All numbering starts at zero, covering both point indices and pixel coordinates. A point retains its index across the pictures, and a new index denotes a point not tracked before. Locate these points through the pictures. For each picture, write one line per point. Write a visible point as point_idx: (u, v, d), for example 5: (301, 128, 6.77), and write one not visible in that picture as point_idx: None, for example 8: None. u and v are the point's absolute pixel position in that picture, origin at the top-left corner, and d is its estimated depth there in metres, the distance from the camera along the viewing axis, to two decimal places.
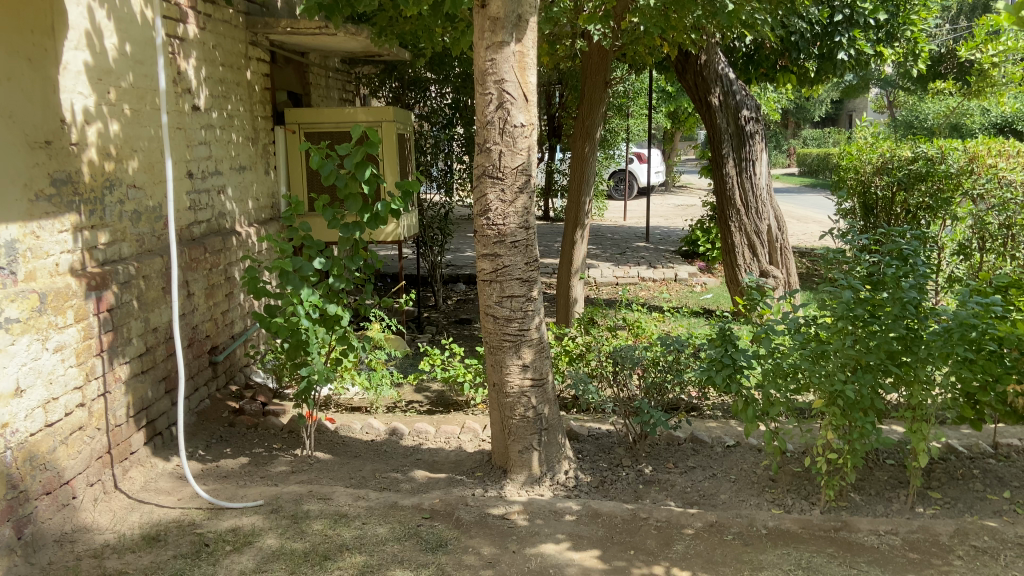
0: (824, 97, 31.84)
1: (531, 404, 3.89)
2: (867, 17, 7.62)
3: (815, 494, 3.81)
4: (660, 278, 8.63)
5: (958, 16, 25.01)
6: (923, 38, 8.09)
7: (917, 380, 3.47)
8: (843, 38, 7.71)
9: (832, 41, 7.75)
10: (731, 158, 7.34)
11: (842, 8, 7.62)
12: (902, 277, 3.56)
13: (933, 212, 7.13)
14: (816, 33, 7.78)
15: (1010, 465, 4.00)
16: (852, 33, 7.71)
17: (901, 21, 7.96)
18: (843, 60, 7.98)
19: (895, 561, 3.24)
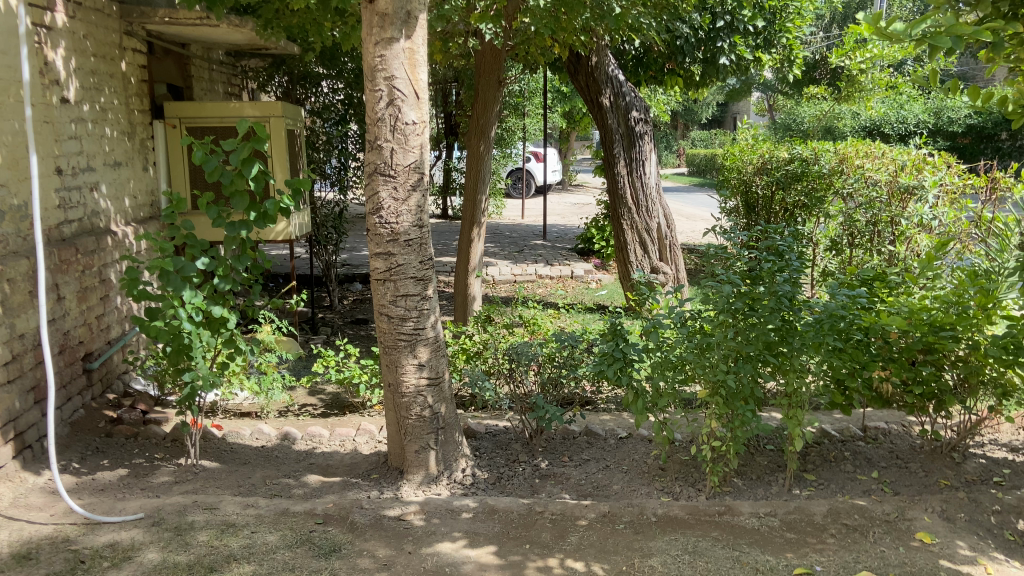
0: (711, 100, 33.22)
1: (427, 403, 3.87)
2: (746, 24, 7.99)
3: (701, 481, 3.96)
4: (557, 275, 8.77)
5: (829, 24, 26.75)
6: (797, 46, 8.57)
7: (793, 369, 3.67)
8: (725, 43, 8.00)
9: (715, 46, 8.04)
10: (622, 158, 7.52)
11: (724, 14, 7.92)
12: (777, 271, 3.77)
13: (808, 211, 7.58)
14: (700, 38, 8.06)
15: (878, 447, 4.26)
16: (733, 39, 8.02)
17: (777, 28, 8.35)
18: (725, 65, 8.27)
19: (774, 542, 3.43)
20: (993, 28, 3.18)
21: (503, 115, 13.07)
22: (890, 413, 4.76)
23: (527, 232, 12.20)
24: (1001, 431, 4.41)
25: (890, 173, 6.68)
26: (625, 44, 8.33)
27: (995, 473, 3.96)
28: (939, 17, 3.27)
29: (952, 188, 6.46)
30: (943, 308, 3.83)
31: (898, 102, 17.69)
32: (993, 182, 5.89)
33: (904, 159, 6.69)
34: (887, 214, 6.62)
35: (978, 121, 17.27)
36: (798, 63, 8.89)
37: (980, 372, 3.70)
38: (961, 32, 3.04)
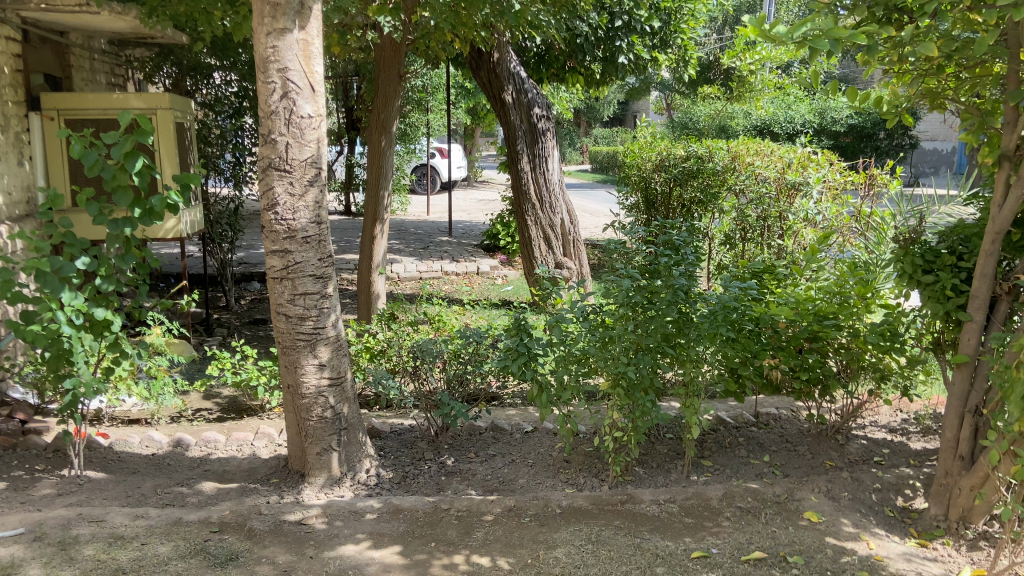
0: (612, 98, 33.90)
1: (329, 404, 3.79)
2: (643, 25, 8.20)
3: (603, 471, 4.04)
4: (463, 271, 8.76)
5: (721, 28, 27.96)
6: (691, 47, 8.90)
7: (689, 359, 3.80)
8: (623, 43, 8.18)
9: (613, 45, 8.19)
10: (526, 154, 7.58)
11: (621, 14, 8.09)
12: (673, 266, 3.89)
13: (703, 206, 7.83)
14: (599, 36, 8.18)
15: (769, 432, 4.47)
16: (631, 38, 8.21)
17: (673, 29, 8.64)
18: (623, 64, 8.47)
19: (673, 527, 3.54)
20: (868, 32, 3.35)
21: (405, 110, 12.91)
22: (780, 399, 4.98)
23: (432, 228, 12.23)
24: (881, 413, 4.70)
25: (778, 169, 6.99)
26: (526, 41, 8.35)
27: (875, 454, 4.21)
28: (819, 20, 3.42)
29: (834, 185, 6.81)
30: (826, 298, 4.04)
31: (786, 103, 18.58)
32: (871, 179, 6.29)
33: (790, 157, 7.04)
34: (775, 209, 6.92)
35: (859, 121, 18.39)
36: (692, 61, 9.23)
37: (860, 358, 3.92)
38: (838, 35, 3.21)
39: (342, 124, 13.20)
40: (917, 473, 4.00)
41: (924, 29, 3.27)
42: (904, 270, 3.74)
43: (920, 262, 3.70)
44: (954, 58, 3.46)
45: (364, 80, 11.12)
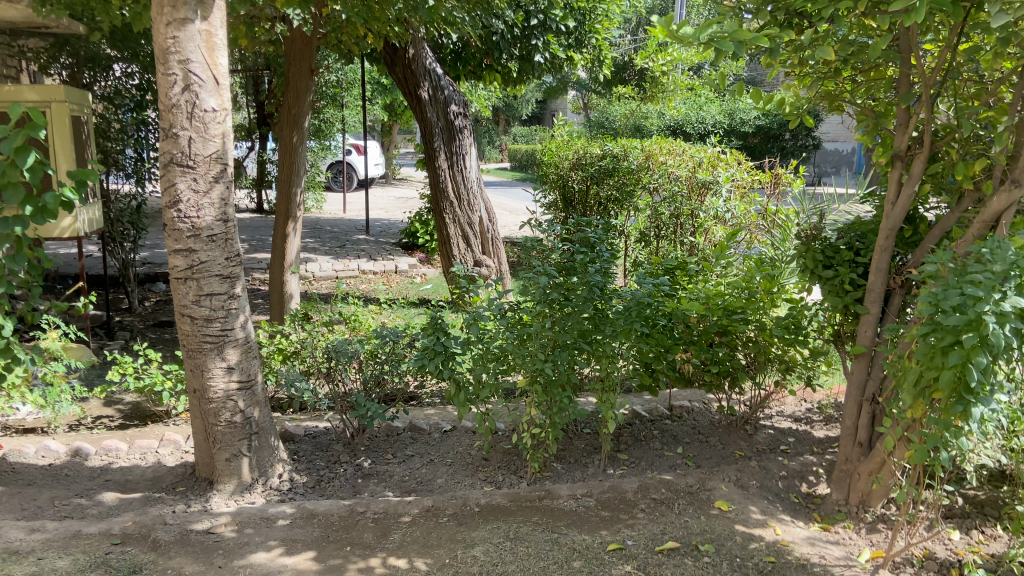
0: (530, 96, 34.15)
1: (238, 408, 3.67)
2: (558, 24, 8.27)
3: (522, 468, 4.06)
4: (381, 270, 8.66)
5: (636, 28, 28.58)
6: (606, 47, 9.06)
7: (605, 355, 3.85)
8: (539, 41, 8.19)
9: (529, 43, 8.19)
10: (443, 152, 7.54)
11: (537, 13, 8.11)
12: (588, 263, 3.94)
13: (619, 204, 7.92)
14: (515, 35, 8.17)
15: (682, 424, 4.59)
16: (546, 37, 8.24)
17: (588, 29, 8.76)
18: (539, 63, 8.46)
19: (590, 521, 3.58)
20: (769, 36, 3.46)
21: (318, 105, 12.65)
22: (693, 392, 5.12)
23: (349, 228, 11.83)
24: (787, 403, 4.91)
25: (689, 169, 7.18)
26: (443, 38, 8.28)
27: (781, 443, 4.36)
28: (724, 22, 3.51)
29: (742, 183, 6.99)
30: (734, 293, 4.17)
31: (697, 104, 19.13)
32: (777, 178, 6.60)
33: (700, 156, 7.20)
34: (687, 207, 7.13)
35: (766, 123, 19.16)
36: (606, 62, 9.36)
37: (767, 350, 4.07)
38: (741, 38, 3.31)
39: (254, 119, 12.81)
40: (820, 460, 4.17)
41: (821, 33, 3.41)
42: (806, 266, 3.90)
43: (821, 258, 3.87)
44: (851, 62, 3.62)
45: (274, 74, 10.76)
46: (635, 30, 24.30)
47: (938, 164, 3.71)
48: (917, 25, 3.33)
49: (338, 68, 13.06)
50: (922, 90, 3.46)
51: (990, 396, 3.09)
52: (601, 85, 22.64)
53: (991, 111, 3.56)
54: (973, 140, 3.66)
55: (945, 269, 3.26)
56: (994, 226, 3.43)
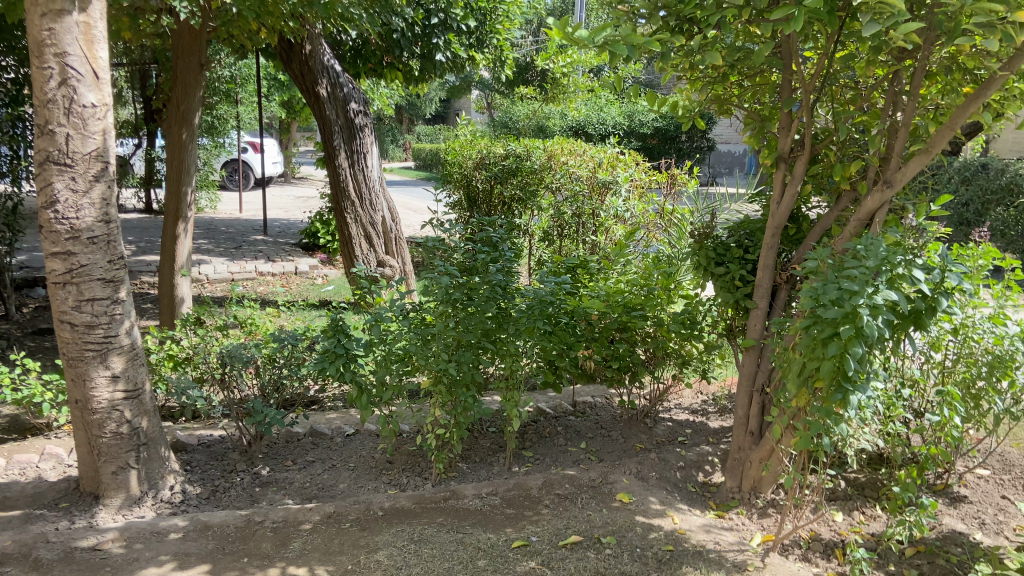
0: (434, 95, 33.99)
1: (125, 419, 3.49)
2: (459, 23, 8.19)
3: (426, 470, 4.04)
4: (280, 272, 8.44)
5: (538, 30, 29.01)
6: (507, 47, 9.11)
7: (509, 353, 3.89)
8: (439, 40, 8.09)
9: (430, 42, 8.08)
10: (343, 150, 7.41)
11: (437, 12, 8.00)
12: (490, 262, 3.96)
13: (523, 204, 7.90)
14: (415, 33, 8.02)
15: (585, 419, 4.68)
16: (447, 36, 8.16)
17: (489, 29, 8.74)
18: (441, 61, 8.38)
19: (495, 519, 3.60)
20: (661, 40, 3.56)
21: (212, 101, 12.06)
22: (595, 388, 5.23)
23: (245, 228, 11.49)
24: (685, 396, 5.09)
25: (589, 169, 7.39)
26: (340, 34, 8.07)
27: (679, 434, 4.52)
28: (619, 26, 3.59)
29: (640, 183, 7.25)
30: (633, 291, 4.29)
31: (598, 105, 19.59)
32: (673, 178, 6.92)
33: (600, 157, 7.43)
34: (588, 207, 7.29)
35: (664, 125, 19.82)
36: (508, 62, 9.38)
37: (665, 345, 4.21)
38: (634, 42, 3.41)
39: (141, 115, 12.19)
40: (715, 449, 4.34)
41: (710, 39, 3.53)
42: (700, 263, 4.07)
43: (713, 255, 4.04)
44: (737, 68, 3.77)
45: (161, 68, 10.24)
46: (535, 30, 24.58)
47: (818, 166, 3.92)
48: (797, 33, 3.50)
49: (232, 63, 12.60)
50: (803, 95, 3.66)
51: (867, 383, 3.28)
52: (503, 85, 22.78)
53: (865, 116, 3.79)
54: (850, 143, 3.88)
55: (824, 265, 3.45)
56: (868, 224, 3.66)
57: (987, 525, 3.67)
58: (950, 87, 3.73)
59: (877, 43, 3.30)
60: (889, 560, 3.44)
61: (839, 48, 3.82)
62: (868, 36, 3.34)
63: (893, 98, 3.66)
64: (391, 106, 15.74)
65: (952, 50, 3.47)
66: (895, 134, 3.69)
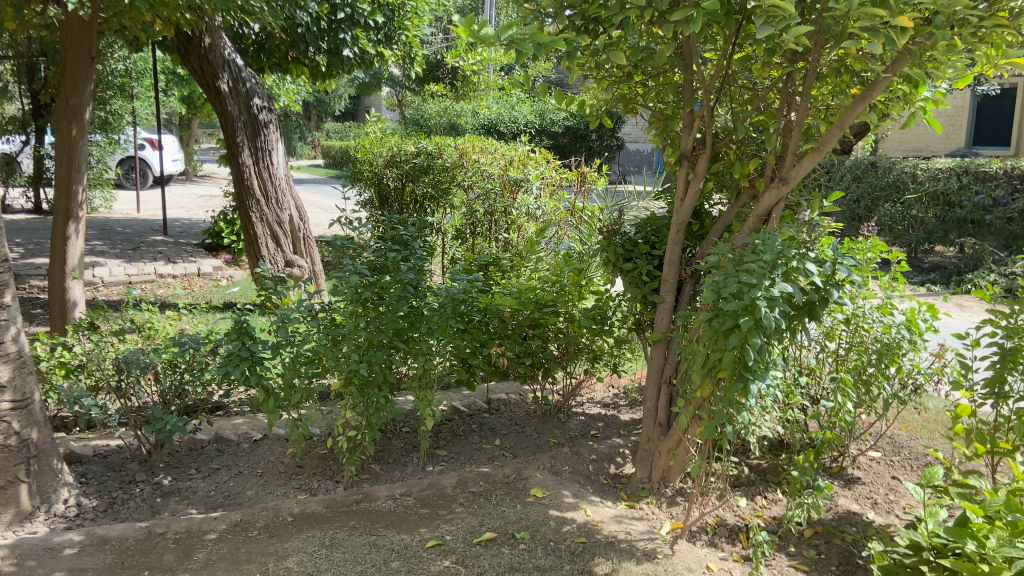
0: (343, 92, 33.36)
1: (12, 430, 3.30)
2: (367, 18, 8.01)
3: (338, 473, 3.97)
4: (181, 274, 8.13)
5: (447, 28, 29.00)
6: (416, 44, 8.98)
7: (421, 352, 3.85)
8: (346, 36, 7.90)
9: (337, 38, 7.88)
10: (247, 147, 7.19)
11: (344, 6, 7.79)
12: (401, 261, 3.90)
13: (435, 202, 7.80)
14: (321, 28, 7.81)
15: (499, 416, 4.71)
16: (354, 32, 7.98)
17: (397, 26, 8.59)
18: (348, 57, 8.21)
19: (408, 520, 3.56)
20: (568, 40, 3.60)
21: (104, 96, 11.49)
22: (510, 385, 5.27)
23: (143, 228, 11.01)
24: (597, 390, 5.20)
25: (501, 167, 7.41)
26: (242, 27, 7.78)
27: (592, 428, 4.60)
28: (526, 24, 3.60)
29: (551, 181, 7.31)
30: (545, 287, 4.37)
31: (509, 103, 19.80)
32: (582, 176, 6.94)
33: (511, 155, 7.50)
34: (500, 204, 7.30)
35: (575, 124, 20.10)
36: (417, 59, 9.29)
37: (576, 341, 4.29)
38: (540, 40, 3.43)
39: (28, 109, 11.49)
40: (626, 441, 4.43)
41: (614, 39, 3.60)
42: (609, 259, 4.16)
43: (621, 251, 4.14)
44: (641, 67, 3.86)
45: (49, 61, 9.68)
46: (443, 26, 24.41)
47: (719, 163, 4.05)
48: (696, 35, 3.60)
49: (126, 55, 12.00)
50: (703, 95, 3.77)
51: (766, 372, 3.41)
52: (413, 83, 22.58)
53: (762, 116, 3.94)
54: (749, 142, 4.06)
55: (725, 259, 3.57)
56: (766, 219, 3.80)
57: (878, 504, 3.88)
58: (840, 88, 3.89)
59: (770, 46, 3.43)
60: (789, 542, 3.59)
61: (737, 49, 3.94)
62: (762, 39, 3.47)
63: (788, 99, 3.82)
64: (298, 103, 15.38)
65: (840, 53, 3.64)
66: (789, 133, 3.85)
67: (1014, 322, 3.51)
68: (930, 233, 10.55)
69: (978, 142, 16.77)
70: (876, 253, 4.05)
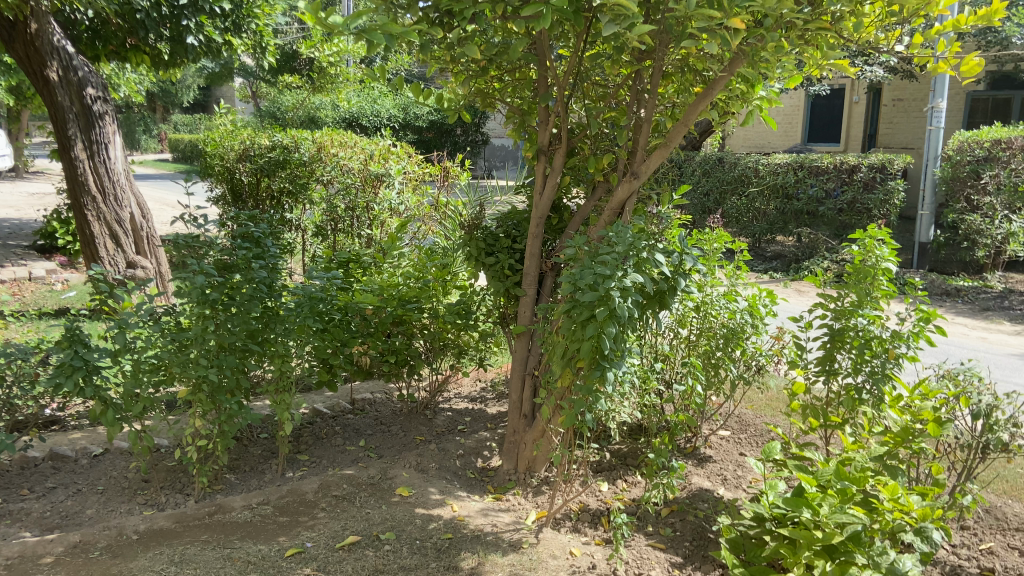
0: (196, 83, 31.62)
1: None
2: (213, 5, 7.24)
3: (189, 486, 3.77)
4: (10, 279, 7.52)
5: None
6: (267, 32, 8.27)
7: (277, 354, 3.71)
8: (190, 23, 7.17)
9: (180, 24, 7.13)
10: (80, 140, 6.70)
11: None
12: (253, 259, 3.70)
13: (294, 197, 7.61)
14: (162, 13, 7.04)
15: (363, 416, 4.64)
16: (199, 19, 7.24)
17: (245, 13, 7.86)
18: (194, 45, 7.48)
19: (267, 529, 3.42)
20: (420, 32, 3.56)
21: None
22: (375, 384, 5.23)
23: None
24: (463, 385, 5.23)
25: (361, 161, 7.25)
26: (74, 12, 7.14)
27: (458, 423, 4.60)
28: (377, 14, 3.51)
29: (413, 176, 7.34)
30: (407, 283, 4.33)
31: (371, 97, 19.63)
32: (446, 171, 6.83)
33: (371, 149, 7.39)
34: (362, 199, 7.15)
35: (436, 117, 20.67)
36: (270, 49, 8.65)
37: (441, 336, 4.31)
38: (392, 31, 3.34)
39: None
40: (492, 434, 4.47)
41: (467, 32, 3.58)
42: (469, 255, 4.18)
43: (483, 245, 4.17)
44: (495, 62, 3.87)
45: None
46: None
47: (575, 158, 4.14)
48: (547, 32, 3.65)
49: None
50: (557, 92, 3.83)
51: (621, 360, 3.52)
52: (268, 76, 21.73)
53: (614, 113, 4.08)
54: (601, 137, 4.17)
55: (580, 252, 3.65)
56: (619, 213, 3.93)
57: (727, 480, 4.10)
58: (684, 87, 4.09)
59: (617, 44, 3.54)
60: (647, 522, 3.73)
61: (588, 47, 4.02)
62: (609, 37, 3.58)
63: (637, 96, 3.95)
64: (142, 94, 14.39)
65: (682, 53, 3.81)
66: (640, 129, 3.99)
67: (841, 304, 3.81)
68: (771, 224, 11.31)
69: (812, 139, 18.13)
70: (722, 244, 4.32)
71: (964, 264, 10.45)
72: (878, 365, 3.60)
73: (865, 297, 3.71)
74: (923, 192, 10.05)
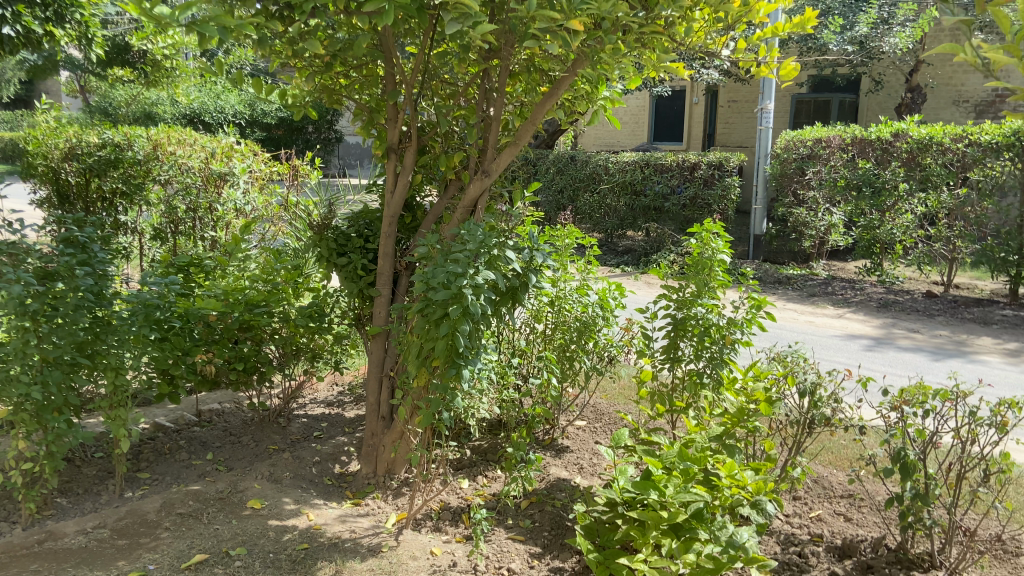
0: (16, 76, 28.84)
1: None
2: None
3: (14, 513, 3.45)
4: None
5: None
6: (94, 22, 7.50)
7: (111, 367, 3.45)
8: (6, 12, 6.29)
9: None
10: None
11: None
12: (77, 265, 3.42)
13: (128, 198, 7.13)
14: None
15: (211, 429, 4.43)
16: (16, 8, 6.36)
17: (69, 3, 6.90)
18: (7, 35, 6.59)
19: (104, 554, 3.18)
20: (260, 25, 3.41)
21: None
22: (224, 393, 5.02)
23: None
24: (319, 390, 5.13)
25: (201, 160, 7.02)
26: None
27: (314, 429, 4.49)
28: (211, 4, 3.32)
29: (259, 174, 7.29)
30: (255, 286, 4.16)
31: (214, 94, 18.71)
32: (295, 170, 6.69)
33: (212, 147, 7.19)
34: (204, 200, 7.03)
35: (285, 116, 20.07)
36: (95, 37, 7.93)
37: (294, 341, 4.18)
38: (227, 23, 3.17)
39: None
40: (350, 439, 4.40)
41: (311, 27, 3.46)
42: (319, 256, 4.08)
43: (333, 246, 4.08)
44: (340, 58, 3.77)
45: None
46: None
47: (426, 156, 4.12)
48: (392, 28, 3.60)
49: None
50: (405, 89, 3.80)
51: (476, 356, 3.53)
52: None
53: (463, 112, 4.09)
54: (451, 135, 4.17)
55: (433, 250, 3.64)
56: (471, 211, 3.95)
57: (583, 468, 4.22)
58: (531, 87, 4.18)
59: (462, 42, 3.55)
60: (507, 516, 3.79)
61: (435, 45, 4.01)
62: (454, 35, 3.58)
63: (484, 95, 3.98)
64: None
65: (528, 53, 3.87)
66: (488, 128, 4.02)
67: (682, 295, 4.02)
68: (623, 220, 11.79)
69: (657, 138, 19.03)
70: (573, 240, 4.46)
71: (793, 255, 11.38)
72: (716, 350, 3.83)
73: (703, 288, 3.93)
74: (756, 187, 10.89)
